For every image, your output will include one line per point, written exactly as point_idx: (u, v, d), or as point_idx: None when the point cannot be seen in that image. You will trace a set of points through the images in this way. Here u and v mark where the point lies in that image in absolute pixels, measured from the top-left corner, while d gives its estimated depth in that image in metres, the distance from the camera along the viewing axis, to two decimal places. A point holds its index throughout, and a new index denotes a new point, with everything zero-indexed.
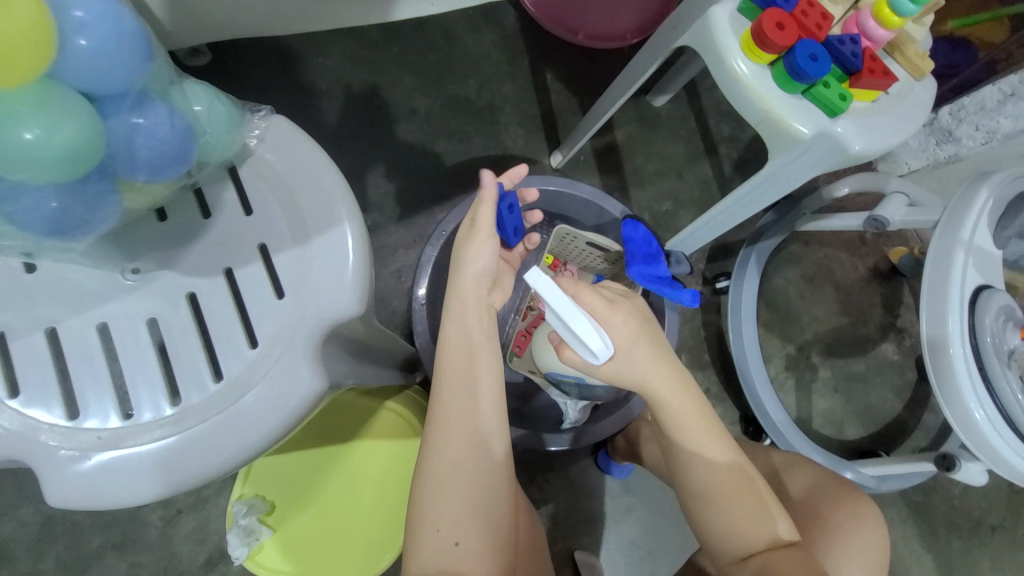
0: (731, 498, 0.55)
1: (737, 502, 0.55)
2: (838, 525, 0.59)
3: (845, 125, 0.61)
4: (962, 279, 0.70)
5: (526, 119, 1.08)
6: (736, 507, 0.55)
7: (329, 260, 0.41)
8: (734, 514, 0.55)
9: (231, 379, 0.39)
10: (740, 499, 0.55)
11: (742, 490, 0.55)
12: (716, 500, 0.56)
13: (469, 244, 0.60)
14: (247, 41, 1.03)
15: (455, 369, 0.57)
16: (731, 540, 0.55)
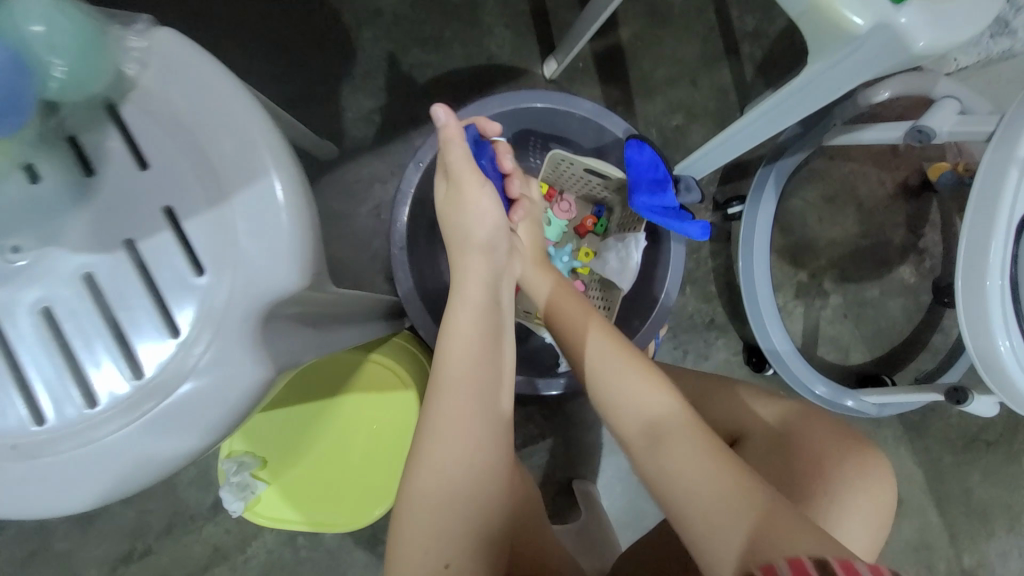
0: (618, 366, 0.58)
1: (618, 366, 0.58)
2: (838, 479, 0.56)
3: (911, 12, 0.47)
4: (1012, 202, 0.61)
5: (513, 18, 0.91)
6: (633, 381, 0.56)
7: (256, 221, 0.34)
8: (620, 380, 0.57)
9: (152, 374, 0.33)
10: (627, 367, 0.58)
11: (636, 365, 0.58)
12: (602, 367, 0.59)
13: (467, 198, 0.61)
14: None
15: (459, 347, 0.57)
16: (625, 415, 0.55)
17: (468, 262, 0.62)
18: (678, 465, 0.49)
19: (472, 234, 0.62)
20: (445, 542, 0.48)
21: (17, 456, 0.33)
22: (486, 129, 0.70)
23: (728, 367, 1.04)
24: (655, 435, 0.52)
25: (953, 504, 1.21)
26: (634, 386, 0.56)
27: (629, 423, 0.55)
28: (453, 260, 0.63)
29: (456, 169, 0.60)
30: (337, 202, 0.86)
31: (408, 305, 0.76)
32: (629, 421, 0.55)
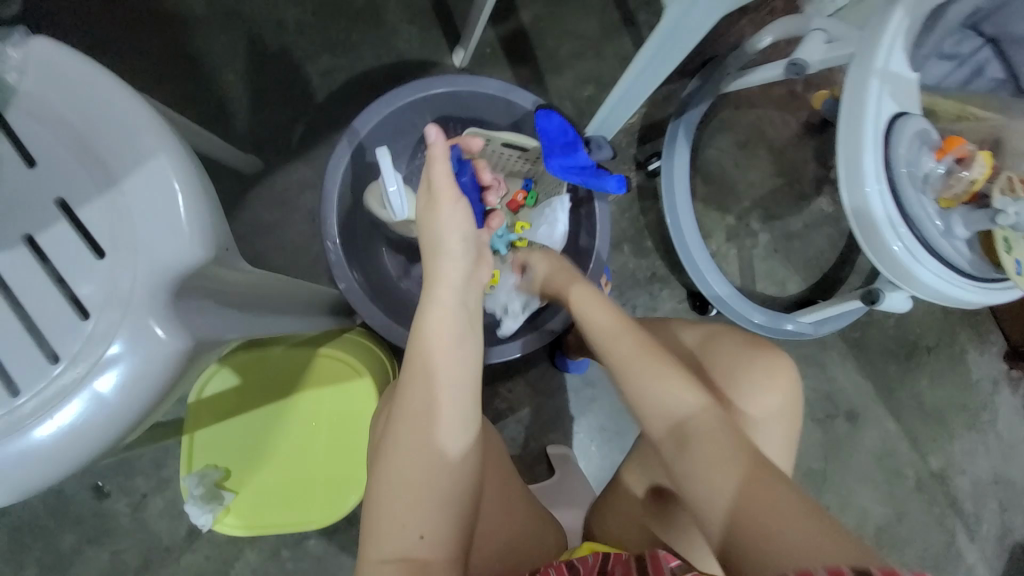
0: (644, 365, 0.58)
1: (642, 363, 0.59)
2: (753, 397, 0.63)
3: None
4: (876, 109, 0.68)
5: (416, 14, 0.95)
6: (658, 377, 0.57)
7: (147, 200, 0.35)
8: (647, 376, 0.58)
9: (69, 357, 0.35)
10: (652, 367, 0.58)
11: (659, 362, 0.58)
12: (625, 367, 0.60)
13: (436, 212, 0.63)
14: None
15: (436, 337, 0.57)
16: (654, 412, 0.56)
17: (445, 268, 0.62)
18: (703, 462, 0.51)
19: (443, 242, 0.63)
20: (420, 516, 0.50)
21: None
22: (471, 146, 0.80)
23: (676, 314, 1.10)
24: (681, 435, 0.53)
25: (907, 410, 1.29)
26: (660, 384, 0.57)
27: (654, 418, 0.56)
28: (427, 268, 0.63)
29: (437, 183, 0.63)
30: (269, 213, 0.88)
31: (353, 298, 0.77)
32: (654, 418, 0.56)
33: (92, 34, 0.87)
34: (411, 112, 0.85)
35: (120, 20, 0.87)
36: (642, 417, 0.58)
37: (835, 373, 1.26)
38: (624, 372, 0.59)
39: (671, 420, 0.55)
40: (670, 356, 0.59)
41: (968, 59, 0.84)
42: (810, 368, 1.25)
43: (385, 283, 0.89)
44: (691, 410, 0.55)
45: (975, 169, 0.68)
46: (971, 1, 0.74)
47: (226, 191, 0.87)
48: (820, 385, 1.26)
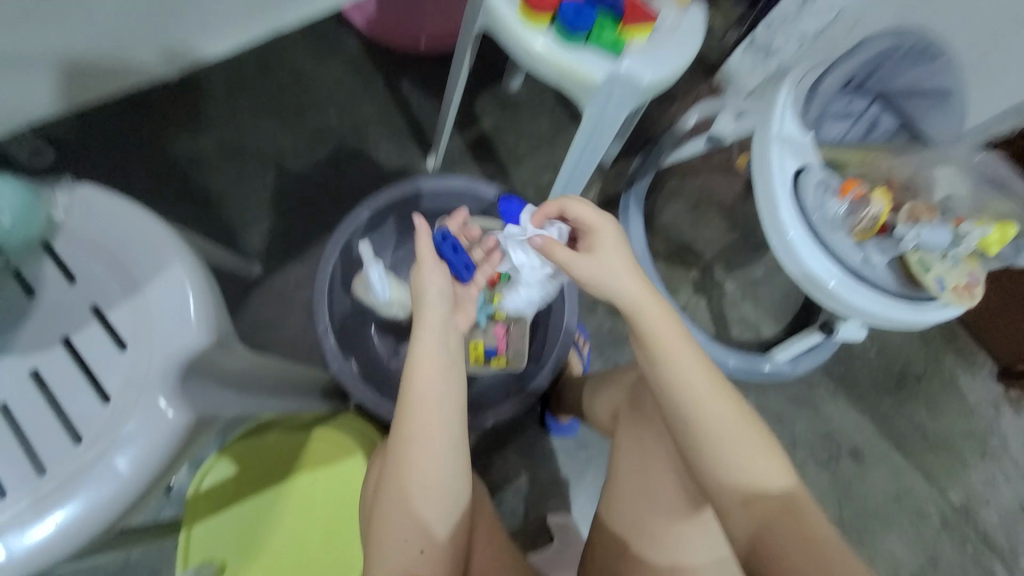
0: (735, 434, 0.55)
1: (732, 429, 0.55)
2: None
3: (631, 60, 0.67)
4: (780, 169, 0.81)
5: (393, 132, 1.12)
6: (749, 446, 0.55)
7: (164, 300, 0.44)
8: (731, 442, 0.55)
9: (91, 437, 0.41)
10: (741, 436, 0.55)
11: (747, 431, 0.56)
12: (721, 428, 0.55)
13: (420, 278, 0.69)
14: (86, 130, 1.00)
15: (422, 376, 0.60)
16: (731, 480, 0.54)
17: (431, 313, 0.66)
18: (781, 541, 0.49)
19: (424, 294, 0.67)
20: (418, 535, 0.57)
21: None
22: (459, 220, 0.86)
23: None
24: (760, 509, 0.52)
25: (911, 442, 1.28)
26: (752, 457, 0.54)
27: (729, 487, 0.54)
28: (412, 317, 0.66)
29: (420, 247, 0.71)
30: (269, 311, 0.97)
31: (345, 379, 0.82)
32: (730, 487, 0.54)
33: (109, 175, 0.99)
34: (392, 210, 0.98)
35: (134, 160, 1.01)
36: (709, 479, 0.55)
37: (831, 412, 1.26)
38: (710, 436, 0.55)
39: (750, 493, 0.53)
40: (760, 424, 0.56)
41: (862, 115, 0.93)
42: (804, 410, 1.24)
43: (375, 365, 0.96)
44: (779, 487, 0.53)
45: (872, 206, 0.77)
46: (841, 71, 0.84)
47: (229, 295, 0.97)
48: (817, 426, 1.24)
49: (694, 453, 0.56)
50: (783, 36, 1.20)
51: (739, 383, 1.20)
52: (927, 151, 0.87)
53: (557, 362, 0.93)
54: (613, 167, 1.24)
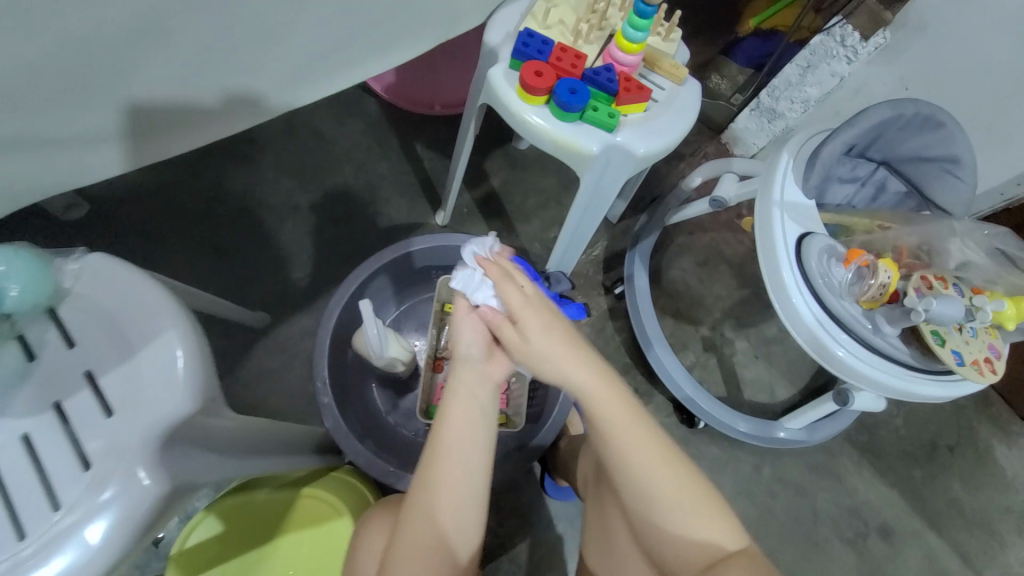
0: (686, 505, 0.58)
1: (681, 502, 0.58)
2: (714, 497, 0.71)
3: (624, 134, 0.70)
4: (783, 234, 0.80)
5: (406, 189, 1.17)
6: (696, 515, 0.58)
7: (153, 368, 0.45)
8: (682, 516, 0.58)
9: (68, 505, 0.41)
10: (690, 505, 0.58)
11: (696, 497, 0.58)
12: (667, 501, 0.58)
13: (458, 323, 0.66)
14: (114, 183, 1.04)
15: (450, 446, 0.59)
16: (685, 550, 0.57)
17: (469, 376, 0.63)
18: None
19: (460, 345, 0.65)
20: None
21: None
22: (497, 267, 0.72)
23: (666, 429, 1.11)
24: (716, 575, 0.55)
25: (947, 520, 1.17)
26: (700, 523, 0.57)
27: (686, 556, 0.58)
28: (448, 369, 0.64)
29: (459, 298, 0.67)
30: (273, 360, 0.99)
31: (339, 436, 0.82)
32: (686, 555, 0.58)
33: (127, 225, 1.02)
34: (398, 272, 1.00)
35: (154, 211, 1.04)
36: (666, 549, 0.59)
37: (856, 484, 1.17)
38: (663, 512, 0.58)
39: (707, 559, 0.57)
40: (707, 487, 0.59)
41: (868, 180, 0.94)
42: (826, 481, 1.15)
43: (374, 419, 0.97)
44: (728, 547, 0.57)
45: (879, 276, 0.73)
46: (843, 138, 0.84)
47: (236, 344, 0.99)
48: (842, 500, 1.15)
49: (645, 526, 0.60)
50: (785, 103, 1.26)
51: (753, 449, 1.13)
52: (941, 222, 0.84)
53: (557, 422, 0.90)
54: (619, 223, 1.25)
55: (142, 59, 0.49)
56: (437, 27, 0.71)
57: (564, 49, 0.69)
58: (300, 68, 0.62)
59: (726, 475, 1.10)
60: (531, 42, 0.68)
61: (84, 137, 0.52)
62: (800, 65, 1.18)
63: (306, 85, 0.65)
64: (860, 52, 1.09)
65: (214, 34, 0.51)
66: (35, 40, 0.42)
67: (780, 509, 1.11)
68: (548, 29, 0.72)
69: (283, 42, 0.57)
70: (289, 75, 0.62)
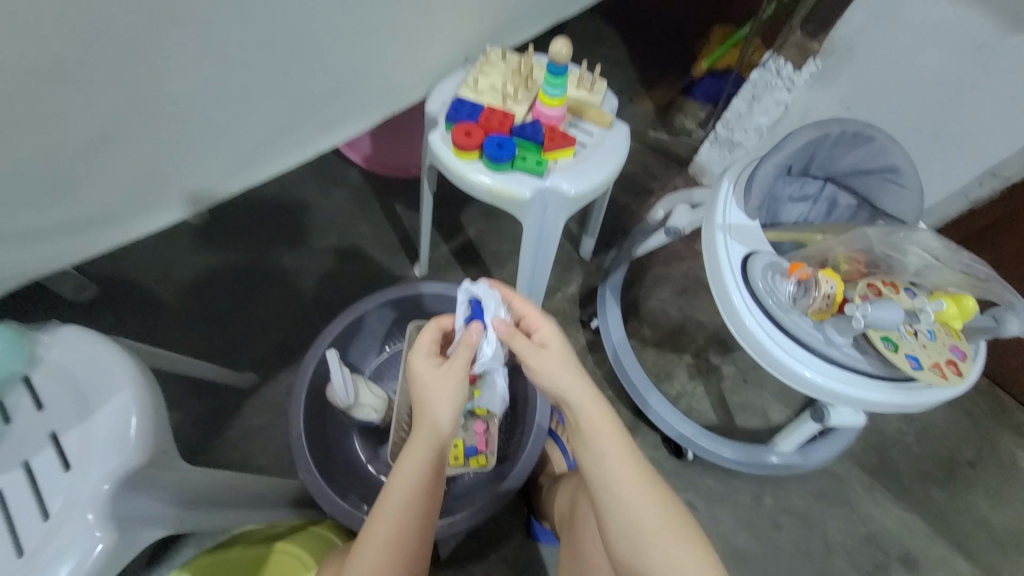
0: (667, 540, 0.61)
1: (661, 529, 0.61)
2: None
3: (554, 178, 0.75)
4: (728, 257, 0.82)
5: (386, 246, 1.25)
6: (676, 546, 0.60)
7: (109, 425, 0.50)
8: (660, 543, 0.60)
9: (28, 552, 0.46)
10: (672, 540, 0.61)
11: (677, 527, 0.62)
12: (650, 527, 0.61)
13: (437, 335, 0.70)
14: (117, 264, 1.15)
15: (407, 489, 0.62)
16: None
17: (431, 416, 0.64)
18: None
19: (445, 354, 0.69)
20: None
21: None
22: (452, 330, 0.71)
23: (655, 463, 1.08)
24: None
25: (977, 545, 1.09)
26: (679, 553, 0.60)
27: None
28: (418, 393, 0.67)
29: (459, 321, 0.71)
30: (261, 418, 1.03)
31: (312, 488, 0.84)
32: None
33: (131, 300, 1.12)
34: (405, 308, 1.05)
35: (156, 286, 1.14)
36: None
37: (870, 510, 1.09)
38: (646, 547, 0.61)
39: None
40: (686, 519, 0.63)
41: (818, 197, 0.98)
42: (836, 508, 1.08)
43: (354, 470, 0.98)
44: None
45: (822, 287, 0.74)
46: (773, 162, 0.88)
47: (227, 404, 1.04)
48: (857, 529, 1.07)
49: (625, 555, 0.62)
50: (740, 132, 1.31)
51: (751, 478, 1.09)
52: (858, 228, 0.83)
53: (525, 464, 0.88)
54: (592, 261, 1.30)
55: (108, 155, 0.59)
56: (379, 103, 0.81)
57: (493, 109, 0.77)
58: (255, 151, 0.72)
59: (724, 508, 1.05)
60: (461, 108, 0.77)
61: (63, 224, 0.61)
62: (745, 98, 1.25)
63: (262, 162, 0.74)
64: (796, 80, 1.16)
65: (172, 130, 0.61)
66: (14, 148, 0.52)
67: (788, 542, 1.04)
68: (480, 94, 0.80)
69: (232, 130, 0.67)
70: (246, 157, 0.72)
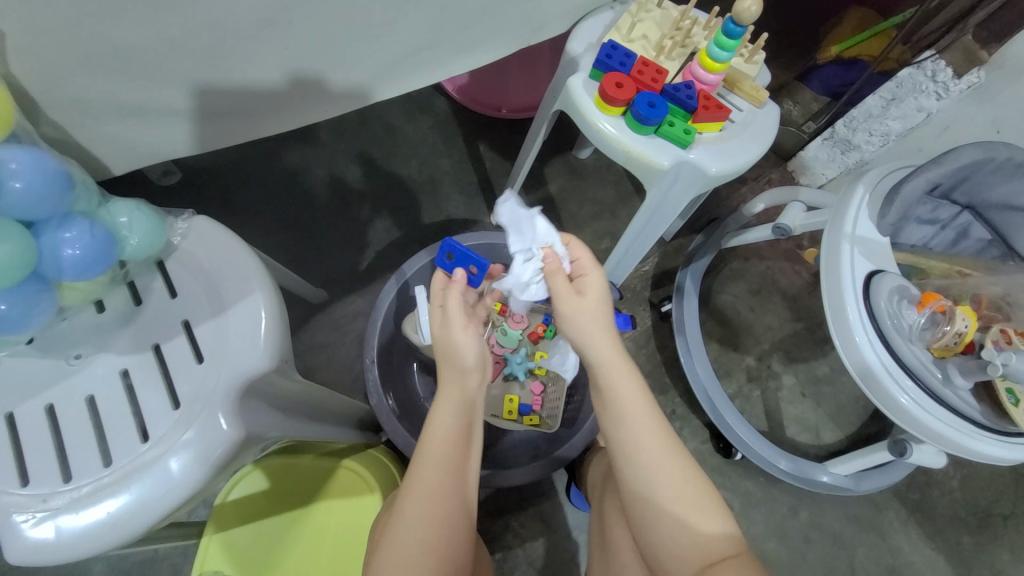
0: (690, 499, 0.58)
1: (686, 494, 0.58)
2: None
3: (697, 152, 0.70)
4: (851, 266, 0.77)
5: (465, 187, 1.20)
6: (700, 513, 0.57)
7: (241, 323, 0.50)
8: (684, 508, 0.57)
9: (154, 439, 0.46)
10: (697, 503, 0.58)
11: (702, 495, 0.58)
12: (672, 492, 0.58)
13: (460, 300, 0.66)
14: (200, 156, 1.13)
15: (440, 459, 0.60)
16: (690, 547, 0.56)
17: (464, 379, 0.63)
18: None
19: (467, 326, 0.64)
20: (427, 556, 0.56)
21: (27, 516, 0.43)
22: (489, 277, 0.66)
23: (699, 455, 1.08)
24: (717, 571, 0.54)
25: None
26: (701, 522, 0.57)
27: (686, 552, 0.56)
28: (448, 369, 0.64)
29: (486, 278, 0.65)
30: (326, 336, 1.05)
31: (380, 414, 0.86)
32: (685, 554, 0.56)
33: (211, 194, 1.11)
34: (441, 267, 0.99)
35: (235, 185, 1.12)
36: (670, 554, 0.57)
37: (900, 543, 1.09)
38: (671, 510, 0.58)
39: (705, 559, 0.55)
40: (711, 487, 0.60)
41: (949, 223, 0.87)
42: (868, 535, 1.08)
43: (412, 403, 1.00)
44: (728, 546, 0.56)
45: (956, 323, 0.72)
46: (924, 178, 0.80)
47: (294, 315, 1.05)
48: (883, 557, 1.08)
49: (650, 524, 0.59)
50: (862, 134, 1.20)
51: (791, 489, 1.09)
52: None
53: (589, 431, 0.91)
54: (672, 242, 1.24)
55: (262, 42, 0.56)
56: (520, 33, 0.75)
57: (645, 63, 0.71)
58: (392, 62, 0.68)
59: (758, 512, 1.07)
60: (614, 54, 0.70)
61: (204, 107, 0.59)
62: (883, 97, 1.12)
63: (391, 75, 0.70)
64: (951, 89, 1.03)
65: (326, 26, 0.57)
66: (184, 19, 0.49)
67: (813, 556, 1.06)
68: (631, 42, 0.73)
69: (379, 35, 0.62)
70: (382, 66, 0.68)
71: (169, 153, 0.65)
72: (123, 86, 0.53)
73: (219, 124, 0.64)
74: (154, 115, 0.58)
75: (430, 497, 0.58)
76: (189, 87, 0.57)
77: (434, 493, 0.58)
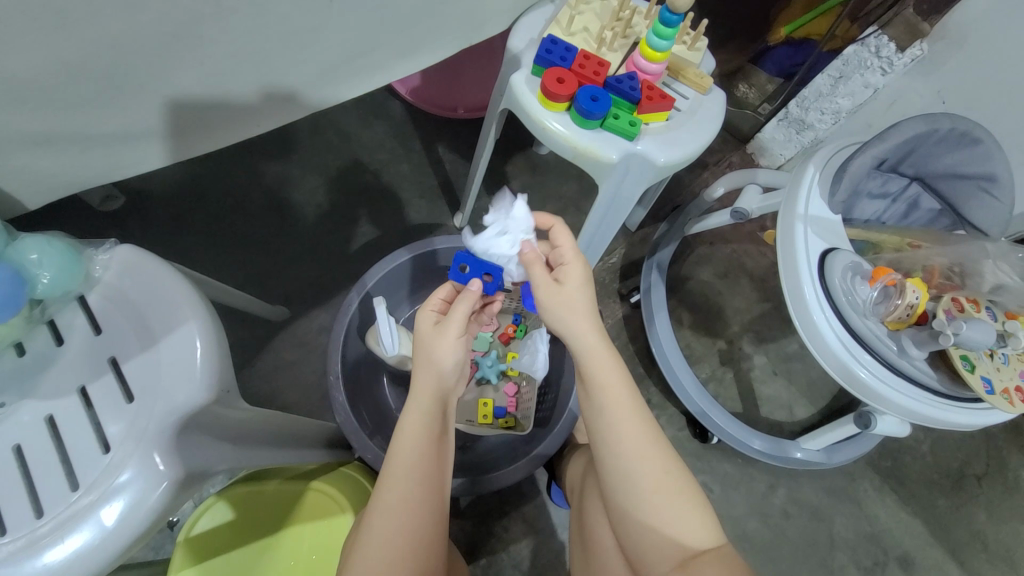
0: (666, 492, 0.57)
1: (660, 488, 0.57)
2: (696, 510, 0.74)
3: (644, 143, 0.69)
4: (806, 245, 0.78)
5: (425, 191, 1.18)
6: (673, 506, 0.57)
7: (173, 356, 0.47)
8: (658, 501, 0.57)
9: (86, 486, 0.44)
10: (671, 495, 0.57)
11: (675, 488, 0.58)
12: (644, 486, 0.58)
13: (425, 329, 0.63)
14: (144, 176, 1.08)
15: (405, 471, 0.58)
16: (665, 541, 0.56)
17: (431, 387, 0.61)
18: None
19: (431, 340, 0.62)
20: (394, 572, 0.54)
21: None
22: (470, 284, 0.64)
23: (677, 442, 1.09)
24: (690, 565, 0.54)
25: (971, 554, 1.13)
26: (675, 516, 0.57)
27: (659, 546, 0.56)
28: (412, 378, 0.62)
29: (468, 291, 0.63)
30: (291, 354, 1.02)
31: (348, 431, 0.84)
32: (661, 548, 0.56)
33: (158, 215, 1.06)
34: (421, 265, 0.98)
35: (183, 205, 1.08)
36: (645, 549, 0.57)
37: (876, 510, 1.12)
38: (645, 505, 0.57)
39: (682, 553, 0.55)
40: (685, 478, 0.59)
41: (899, 196, 0.89)
42: (845, 505, 1.11)
43: (384, 416, 0.98)
44: (702, 537, 0.56)
45: (907, 296, 0.73)
46: (870, 154, 0.79)
47: (257, 336, 1.02)
48: (860, 526, 1.10)
49: (625, 522, 0.59)
50: (814, 113, 1.22)
51: (768, 468, 1.10)
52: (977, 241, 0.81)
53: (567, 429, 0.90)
54: (638, 232, 1.24)
55: (176, 60, 0.53)
56: (458, 32, 0.73)
57: (587, 56, 0.70)
58: (324, 70, 0.66)
59: (737, 493, 1.08)
60: (554, 49, 0.68)
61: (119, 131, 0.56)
62: (831, 75, 1.15)
63: (325, 83, 0.68)
64: (896, 63, 1.05)
65: (245, 39, 0.55)
66: (85, 43, 0.47)
67: (793, 530, 1.07)
68: (571, 36, 0.72)
69: (306, 45, 0.60)
70: (314, 75, 0.65)
71: (93, 179, 0.61)
72: (25, 115, 0.50)
73: (143, 146, 0.61)
74: (66, 143, 0.55)
75: (403, 511, 0.57)
76: (100, 111, 0.54)
77: (400, 508, 0.57)
